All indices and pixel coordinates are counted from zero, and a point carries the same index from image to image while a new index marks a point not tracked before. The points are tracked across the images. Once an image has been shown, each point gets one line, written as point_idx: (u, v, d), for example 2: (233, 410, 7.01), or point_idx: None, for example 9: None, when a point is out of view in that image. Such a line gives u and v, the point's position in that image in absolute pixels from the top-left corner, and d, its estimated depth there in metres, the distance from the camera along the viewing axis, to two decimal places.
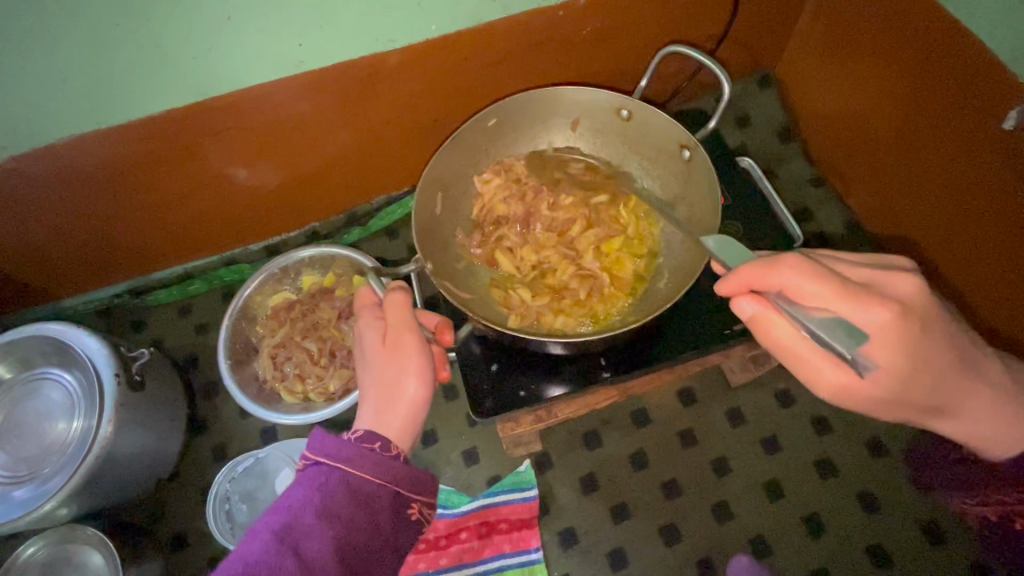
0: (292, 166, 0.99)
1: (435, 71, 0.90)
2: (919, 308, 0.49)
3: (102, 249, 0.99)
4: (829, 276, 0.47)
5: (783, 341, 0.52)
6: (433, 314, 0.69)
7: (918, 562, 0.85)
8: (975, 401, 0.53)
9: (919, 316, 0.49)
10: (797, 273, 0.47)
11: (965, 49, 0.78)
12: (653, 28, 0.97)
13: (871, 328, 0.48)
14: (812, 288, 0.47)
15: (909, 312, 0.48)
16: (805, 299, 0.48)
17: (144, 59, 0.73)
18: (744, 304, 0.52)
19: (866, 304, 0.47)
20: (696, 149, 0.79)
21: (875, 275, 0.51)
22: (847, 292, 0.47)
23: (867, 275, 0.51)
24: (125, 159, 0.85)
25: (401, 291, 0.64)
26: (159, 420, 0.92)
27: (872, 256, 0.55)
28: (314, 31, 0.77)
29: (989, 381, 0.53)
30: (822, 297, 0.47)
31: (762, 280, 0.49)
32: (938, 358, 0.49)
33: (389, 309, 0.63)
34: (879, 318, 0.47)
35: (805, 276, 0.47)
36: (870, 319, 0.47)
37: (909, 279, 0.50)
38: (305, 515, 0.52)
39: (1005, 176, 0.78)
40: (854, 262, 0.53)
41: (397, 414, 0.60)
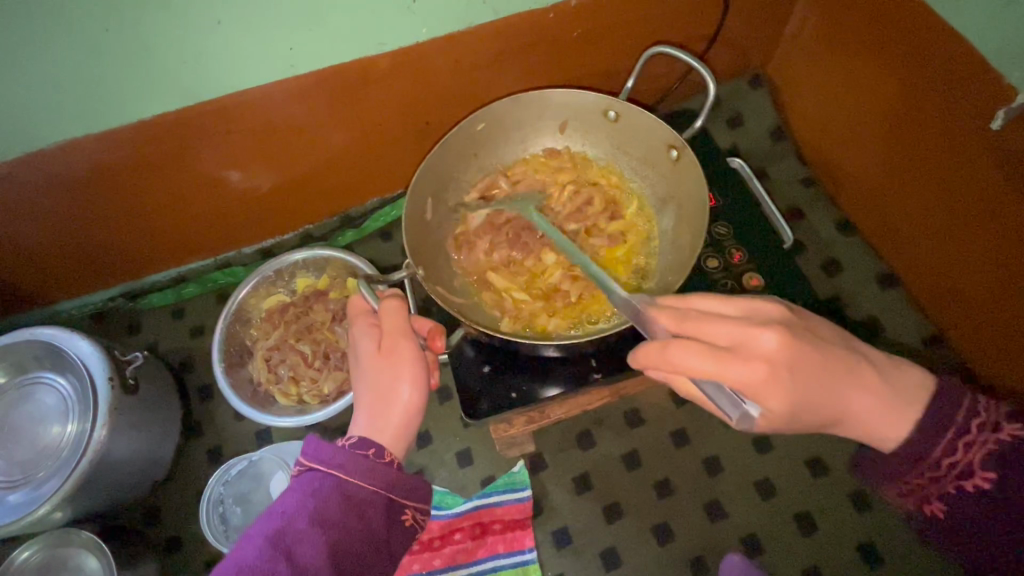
0: (284, 169, 0.99)
1: (425, 74, 0.90)
2: (781, 361, 0.52)
3: (95, 253, 0.99)
4: (705, 347, 0.52)
5: (685, 387, 0.60)
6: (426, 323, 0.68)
7: (909, 559, 0.86)
8: (859, 406, 0.56)
9: (784, 366, 0.52)
10: (682, 352, 0.52)
11: (952, 52, 0.79)
12: (644, 30, 0.97)
13: (748, 382, 0.52)
14: (697, 365, 0.52)
15: (777, 363, 0.52)
16: (693, 372, 0.53)
17: (135, 64, 0.74)
18: (652, 371, 0.58)
19: (737, 367, 0.52)
20: (683, 149, 0.79)
21: (742, 331, 0.53)
22: (728, 362, 0.52)
23: (731, 335, 0.53)
24: (118, 162, 0.86)
25: (397, 299, 0.64)
26: (153, 423, 0.92)
27: (743, 302, 0.56)
28: (305, 34, 0.77)
29: (868, 387, 0.56)
30: (705, 370, 0.52)
31: (662, 358, 0.53)
32: (807, 395, 0.53)
33: (383, 314, 0.64)
34: (750, 376, 0.51)
35: (691, 354, 0.52)
36: (745, 377, 0.52)
37: (771, 332, 0.52)
38: (299, 520, 0.52)
39: (993, 176, 0.79)
40: (725, 317, 0.54)
41: (391, 422, 0.61)
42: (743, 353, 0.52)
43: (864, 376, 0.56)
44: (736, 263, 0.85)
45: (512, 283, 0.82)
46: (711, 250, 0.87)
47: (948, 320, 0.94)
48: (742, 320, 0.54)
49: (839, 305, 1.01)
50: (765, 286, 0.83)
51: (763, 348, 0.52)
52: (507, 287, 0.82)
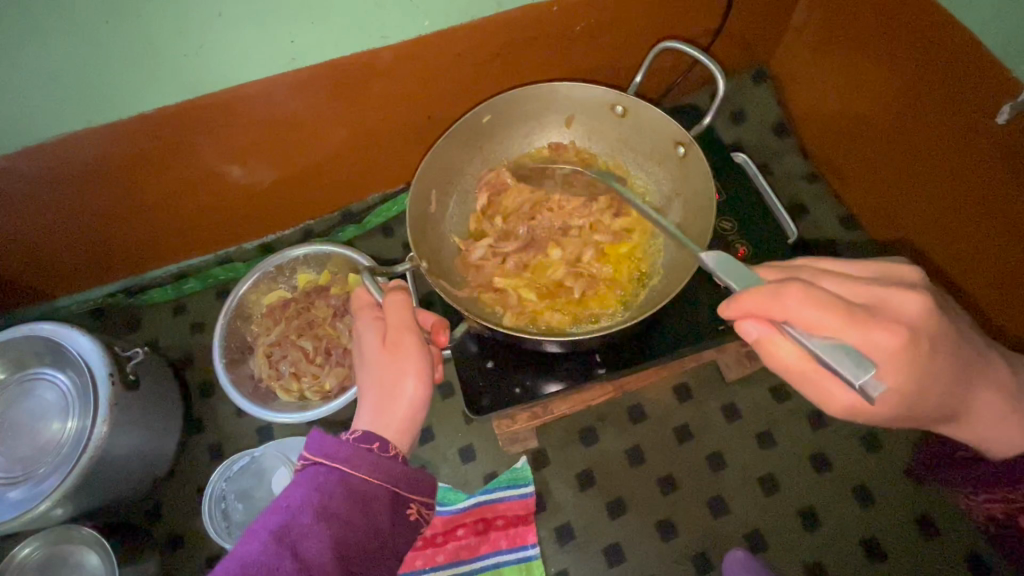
0: (286, 163, 0.98)
1: (429, 67, 0.90)
2: (919, 328, 0.49)
3: (95, 248, 0.99)
4: (830, 302, 0.47)
5: (790, 360, 0.52)
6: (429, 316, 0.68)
7: (912, 555, 0.86)
8: (986, 405, 0.54)
9: (920, 334, 0.49)
10: (805, 301, 0.47)
11: (958, 46, 0.78)
12: (648, 23, 0.97)
13: (875, 349, 0.48)
14: (817, 316, 0.47)
15: (917, 331, 0.49)
16: (809, 327, 0.47)
17: (136, 56, 0.73)
18: (747, 327, 0.52)
19: (871, 329, 0.47)
20: (691, 146, 0.79)
21: (873, 291, 0.50)
22: (858, 321, 0.47)
23: (869, 294, 0.50)
24: (118, 157, 0.85)
25: (402, 293, 0.64)
26: (154, 419, 0.92)
27: (875, 264, 0.54)
28: (308, 27, 0.77)
29: (996, 385, 0.54)
30: (826, 326, 0.47)
31: (776, 304, 0.48)
32: (932, 372, 0.50)
33: (389, 308, 0.63)
34: (887, 341, 0.47)
35: (809, 303, 0.47)
36: (881, 340, 0.47)
37: (914, 297, 0.49)
38: (303, 515, 0.52)
39: (999, 170, 0.78)
40: (849, 277, 0.52)
41: (396, 415, 0.60)
42: (874, 314, 0.48)
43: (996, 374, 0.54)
44: (740, 259, 0.85)
45: (516, 278, 0.82)
46: (715, 245, 0.86)
47: None
48: (871, 282, 0.51)
49: None
50: None
51: (903, 313, 0.49)
52: (511, 282, 0.81)
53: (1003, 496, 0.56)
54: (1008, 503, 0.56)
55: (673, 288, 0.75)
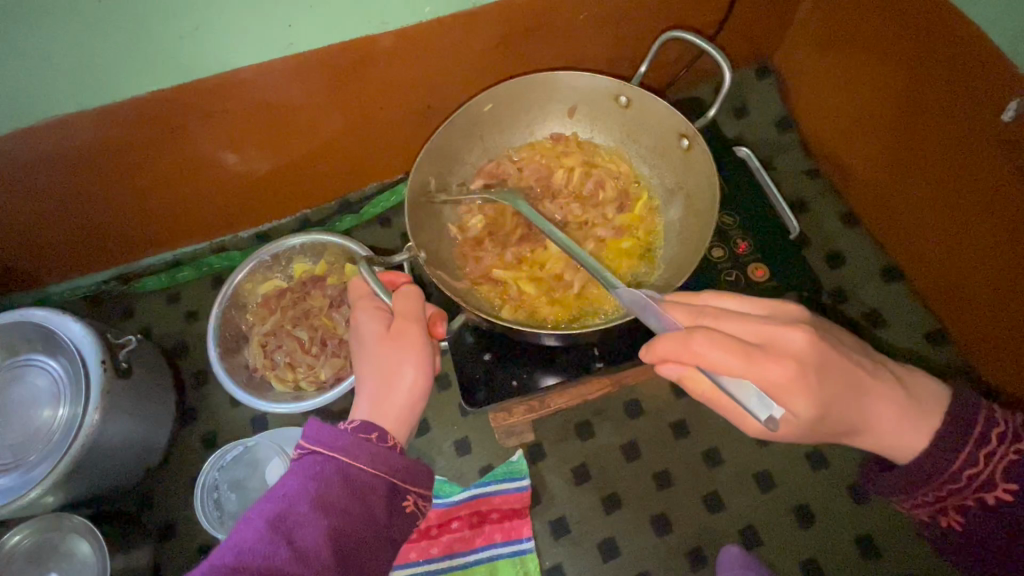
0: (283, 150, 0.97)
1: (429, 55, 0.88)
2: (807, 362, 0.50)
3: (89, 234, 0.97)
4: (731, 344, 0.50)
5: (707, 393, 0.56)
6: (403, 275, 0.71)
7: (906, 553, 0.86)
8: (883, 418, 0.54)
9: (808, 367, 0.50)
10: (708, 338, 0.50)
11: (965, 42, 0.78)
12: (652, 14, 0.95)
13: (773, 382, 0.50)
14: (721, 359, 0.50)
15: (803, 364, 0.50)
16: (715, 367, 0.50)
17: (129, 37, 0.71)
18: (671, 368, 0.55)
19: (765, 365, 0.50)
20: (695, 139, 0.78)
21: (766, 331, 0.52)
22: (751, 359, 0.50)
23: (759, 331, 0.52)
24: (112, 142, 0.84)
25: (412, 288, 0.64)
26: (147, 408, 0.91)
27: (765, 303, 0.57)
28: (306, 11, 0.75)
29: (891, 398, 0.54)
30: (728, 366, 0.50)
31: (684, 350, 0.50)
32: (827, 401, 0.51)
33: (393, 299, 0.63)
34: (779, 376, 0.50)
35: (714, 346, 0.49)
36: (776, 374, 0.50)
37: (799, 331, 0.51)
38: (300, 504, 0.51)
39: (1001, 170, 0.78)
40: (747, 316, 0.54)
41: (393, 406, 0.59)
42: (766, 354, 0.50)
43: (888, 380, 0.54)
44: (741, 254, 0.84)
45: (513, 272, 0.81)
46: (717, 240, 0.86)
47: (951, 315, 0.94)
48: (765, 320, 0.53)
49: (841, 299, 1.01)
50: (769, 277, 0.82)
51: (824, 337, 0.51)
52: (510, 275, 0.80)
53: (923, 500, 0.55)
54: (930, 506, 0.55)
55: (675, 282, 0.74)
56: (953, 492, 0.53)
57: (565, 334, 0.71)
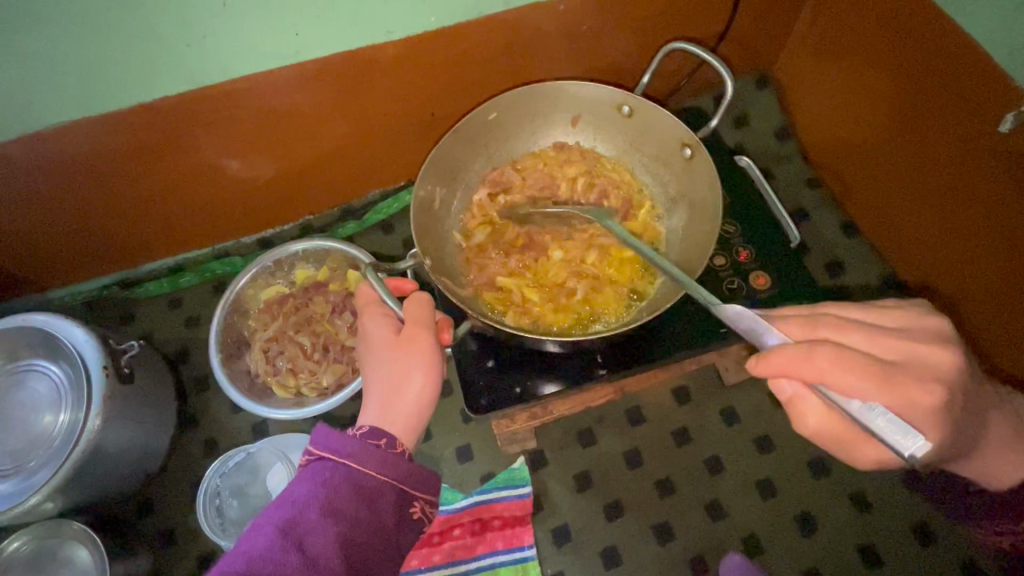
0: (287, 157, 0.97)
1: (433, 64, 0.89)
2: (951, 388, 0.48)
3: (92, 239, 0.97)
4: (865, 365, 0.46)
5: (822, 424, 0.50)
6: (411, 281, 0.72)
7: (908, 561, 0.86)
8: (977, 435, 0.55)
9: (954, 392, 0.49)
10: (845, 358, 0.46)
11: (963, 55, 0.79)
12: (653, 25, 0.96)
13: (921, 405, 0.47)
14: (851, 378, 0.46)
15: (947, 387, 0.48)
16: (845, 388, 0.46)
17: (136, 44, 0.72)
18: (780, 384, 0.51)
19: (909, 388, 0.47)
20: (698, 148, 0.78)
21: (909, 346, 0.50)
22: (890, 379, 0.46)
23: (897, 347, 0.50)
24: (118, 148, 0.84)
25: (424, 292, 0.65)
26: (148, 413, 0.91)
27: (902, 313, 0.53)
28: (312, 20, 0.76)
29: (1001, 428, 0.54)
30: (866, 387, 0.46)
31: (806, 365, 0.46)
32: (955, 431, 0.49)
33: (405, 306, 0.63)
34: (925, 399, 0.47)
35: (844, 364, 0.46)
36: (921, 397, 0.47)
37: (949, 352, 0.50)
38: (310, 511, 0.51)
39: (998, 180, 0.79)
40: (885, 330, 0.51)
41: (400, 413, 0.59)
42: (908, 376, 0.47)
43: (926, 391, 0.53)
44: (743, 262, 0.85)
45: (517, 278, 0.81)
46: (718, 248, 0.86)
47: None
48: (906, 335, 0.51)
49: None
50: (771, 285, 0.83)
51: (934, 365, 0.49)
52: (513, 282, 0.80)
53: None
54: None
55: (678, 291, 0.74)
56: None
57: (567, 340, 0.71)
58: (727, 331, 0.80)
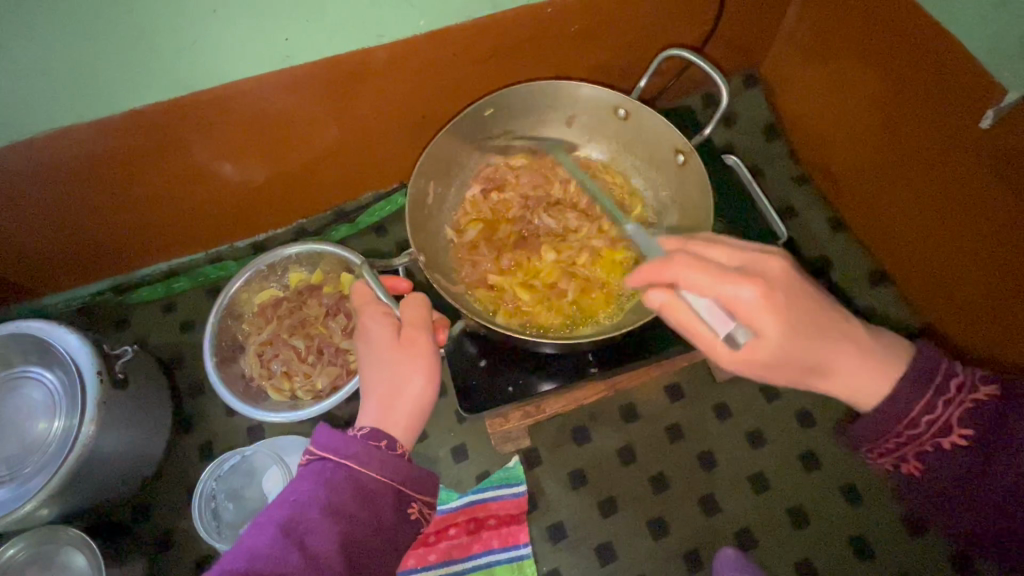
0: (280, 160, 0.98)
1: (423, 67, 0.90)
2: (776, 296, 0.53)
3: (85, 244, 0.98)
4: (714, 269, 0.54)
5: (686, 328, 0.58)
6: (404, 281, 0.74)
7: (898, 551, 0.87)
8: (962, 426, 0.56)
9: (780, 297, 0.53)
10: (689, 259, 0.55)
11: (945, 53, 0.80)
12: (642, 26, 0.97)
13: (741, 304, 0.54)
14: (694, 278, 0.54)
15: (767, 294, 0.53)
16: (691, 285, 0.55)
17: (128, 51, 0.72)
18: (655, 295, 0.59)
19: (737, 284, 0.53)
20: (691, 155, 0.79)
21: (749, 257, 0.56)
22: (716, 277, 0.53)
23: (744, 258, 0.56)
24: (111, 153, 0.84)
25: (422, 296, 0.65)
26: (144, 418, 0.91)
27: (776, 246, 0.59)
28: (302, 25, 0.77)
29: None
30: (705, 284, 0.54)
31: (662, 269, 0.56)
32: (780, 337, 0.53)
33: (405, 307, 0.64)
34: (747, 296, 0.53)
35: (693, 268, 0.54)
36: (746, 295, 0.53)
37: (777, 260, 0.55)
38: (312, 510, 0.52)
39: (981, 177, 0.80)
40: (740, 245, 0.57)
41: (399, 415, 0.60)
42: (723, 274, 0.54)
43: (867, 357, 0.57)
44: None
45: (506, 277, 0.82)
46: None
47: (932, 316, 0.97)
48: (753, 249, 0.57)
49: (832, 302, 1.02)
50: None
51: (768, 272, 0.55)
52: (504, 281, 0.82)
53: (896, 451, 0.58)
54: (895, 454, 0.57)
55: None
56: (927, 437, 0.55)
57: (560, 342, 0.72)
58: None
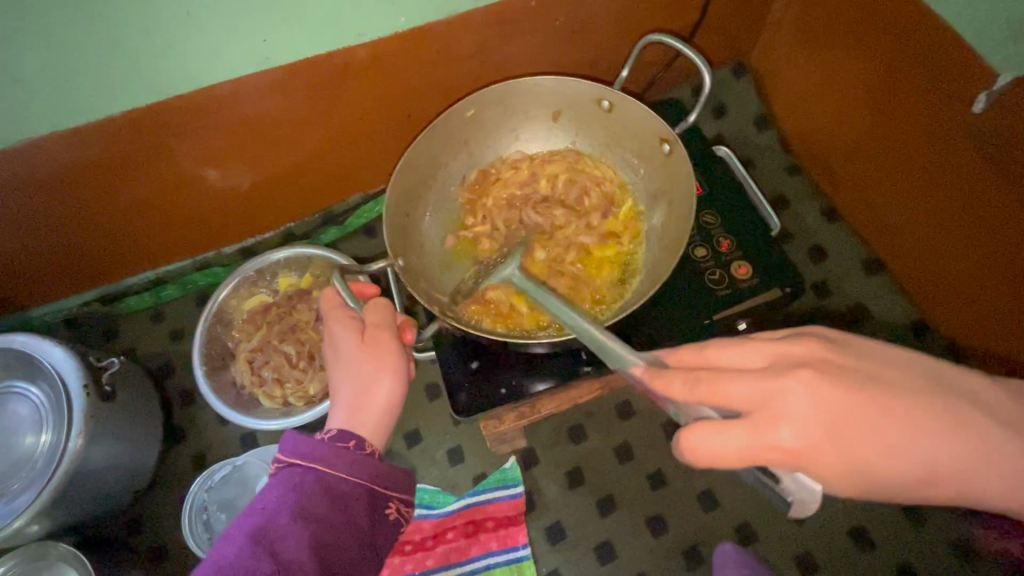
0: (264, 164, 0.96)
1: (406, 65, 0.88)
2: (840, 408, 0.46)
3: (68, 256, 0.96)
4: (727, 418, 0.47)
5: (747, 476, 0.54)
6: (372, 286, 0.73)
7: (899, 542, 0.87)
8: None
9: (857, 416, 0.46)
10: (687, 437, 0.47)
11: (933, 36, 0.79)
12: (628, 18, 0.96)
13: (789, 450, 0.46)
14: (726, 445, 0.46)
15: (806, 428, 0.45)
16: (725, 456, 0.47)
17: (101, 56, 0.70)
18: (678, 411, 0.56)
19: (767, 431, 0.46)
20: (676, 144, 0.78)
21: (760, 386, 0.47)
22: (760, 428, 0.46)
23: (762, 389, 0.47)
24: (89, 161, 0.83)
25: (382, 299, 0.64)
26: (134, 430, 0.90)
27: (767, 347, 0.50)
28: (279, 24, 0.75)
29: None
30: (738, 450, 0.46)
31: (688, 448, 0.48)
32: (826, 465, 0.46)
33: (370, 309, 0.63)
34: (793, 441, 0.45)
35: (708, 434, 0.47)
36: (786, 440, 0.45)
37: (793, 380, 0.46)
38: (282, 517, 0.51)
39: (971, 161, 0.80)
40: (744, 370, 0.49)
41: (371, 416, 0.59)
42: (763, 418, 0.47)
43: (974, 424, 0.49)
44: (724, 252, 0.85)
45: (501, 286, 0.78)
46: (699, 238, 0.86)
47: (923, 305, 0.97)
48: (755, 370, 0.48)
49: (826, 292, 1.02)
50: (753, 275, 0.83)
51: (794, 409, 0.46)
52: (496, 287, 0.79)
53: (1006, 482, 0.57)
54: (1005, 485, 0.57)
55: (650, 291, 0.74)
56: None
57: (554, 341, 0.71)
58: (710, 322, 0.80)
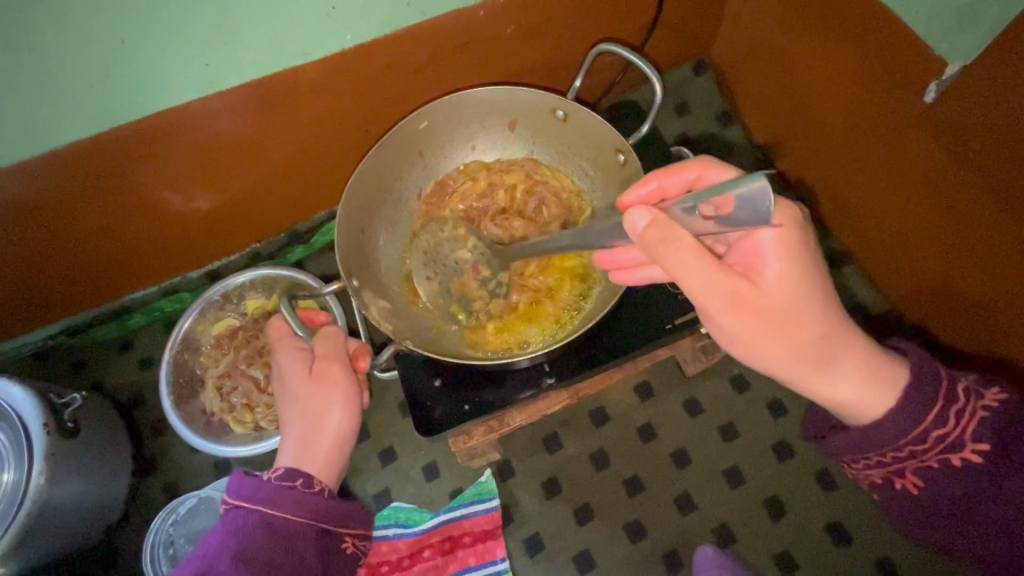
0: (221, 187, 0.95)
1: (356, 80, 0.87)
2: (792, 278, 0.52)
3: (27, 291, 0.94)
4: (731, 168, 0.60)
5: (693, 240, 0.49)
6: (322, 314, 0.78)
7: (876, 534, 0.87)
8: (842, 388, 0.52)
9: (792, 298, 0.52)
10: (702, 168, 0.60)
11: (884, 27, 0.78)
12: (582, 21, 0.95)
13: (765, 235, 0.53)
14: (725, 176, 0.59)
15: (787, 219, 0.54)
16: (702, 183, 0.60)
17: (34, 92, 0.68)
18: (636, 214, 0.49)
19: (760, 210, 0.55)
20: (630, 154, 0.77)
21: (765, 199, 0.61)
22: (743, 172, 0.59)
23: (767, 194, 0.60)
24: (38, 196, 0.81)
25: (333, 327, 0.68)
26: (99, 465, 0.88)
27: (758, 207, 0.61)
28: (219, 48, 0.73)
29: (850, 362, 0.52)
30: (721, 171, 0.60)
31: (671, 176, 0.60)
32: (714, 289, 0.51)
33: (320, 341, 0.66)
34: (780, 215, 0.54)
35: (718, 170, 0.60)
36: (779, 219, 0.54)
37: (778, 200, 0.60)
38: (222, 562, 0.53)
39: (929, 151, 0.79)
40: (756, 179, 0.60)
41: (321, 450, 0.63)
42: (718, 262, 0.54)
43: (851, 340, 0.53)
44: None
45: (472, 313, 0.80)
46: None
47: (903, 288, 0.97)
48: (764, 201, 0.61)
49: None
50: None
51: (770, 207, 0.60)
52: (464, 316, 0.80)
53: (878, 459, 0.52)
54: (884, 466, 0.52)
55: (611, 303, 0.74)
56: (915, 455, 0.51)
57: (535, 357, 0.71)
58: (676, 325, 0.79)
